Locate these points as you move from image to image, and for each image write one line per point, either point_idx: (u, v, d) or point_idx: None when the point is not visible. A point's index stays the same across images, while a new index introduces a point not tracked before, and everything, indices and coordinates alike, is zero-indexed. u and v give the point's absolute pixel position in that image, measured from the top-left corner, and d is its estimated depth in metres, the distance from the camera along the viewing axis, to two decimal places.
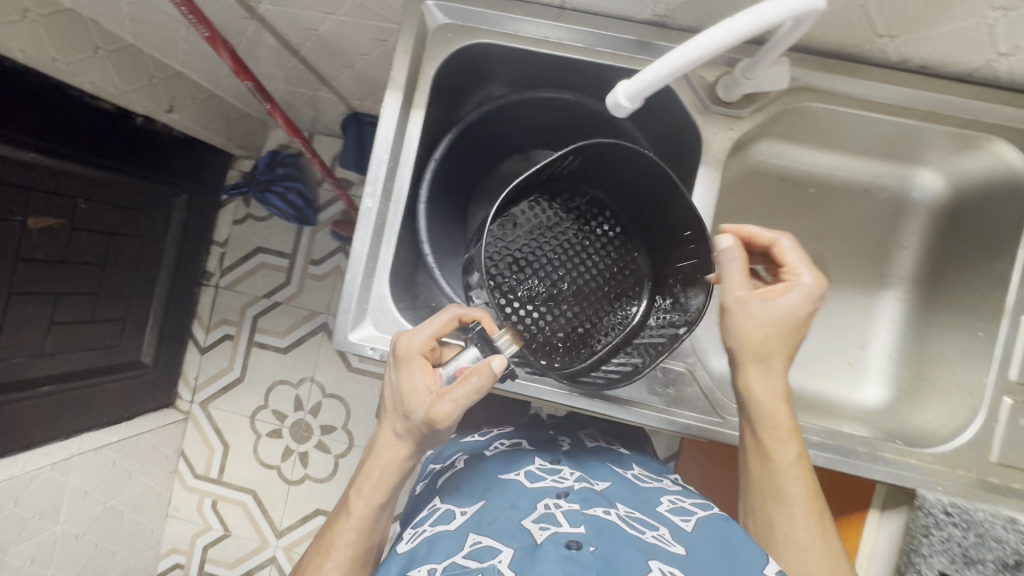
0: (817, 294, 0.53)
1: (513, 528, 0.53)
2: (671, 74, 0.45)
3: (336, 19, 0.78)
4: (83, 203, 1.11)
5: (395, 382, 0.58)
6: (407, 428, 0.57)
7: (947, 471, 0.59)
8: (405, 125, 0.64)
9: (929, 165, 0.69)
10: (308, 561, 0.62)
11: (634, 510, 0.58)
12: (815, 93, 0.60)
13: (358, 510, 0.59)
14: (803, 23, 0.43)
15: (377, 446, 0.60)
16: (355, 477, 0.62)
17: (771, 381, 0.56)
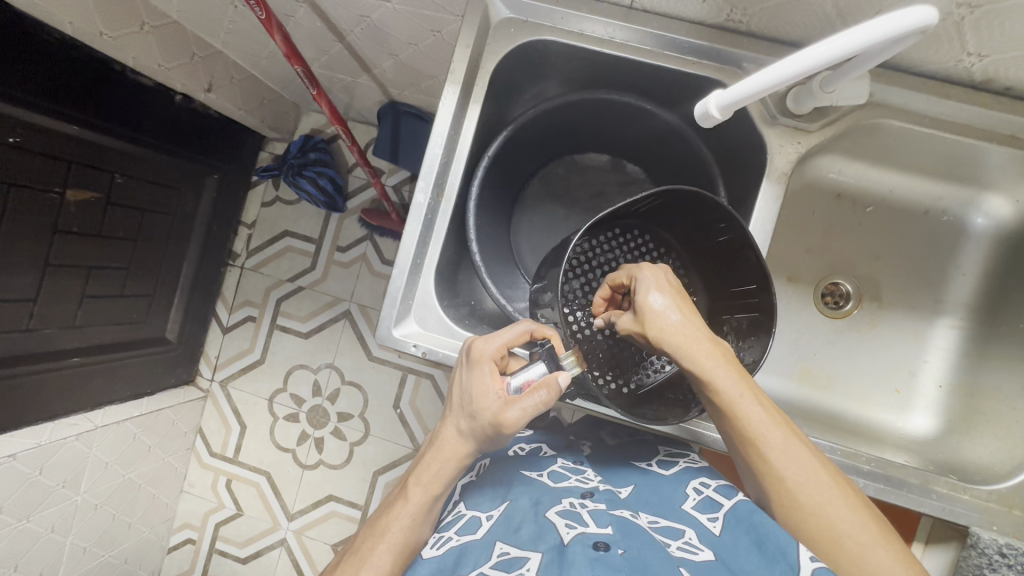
0: (647, 276, 0.51)
1: (540, 522, 0.52)
2: (766, 88, 0.42)
3: (391, 8, 0.76)
4: (120, 177, 1.11)
5: (459, 383, 0.58)
6: (468, 428, 0.57)
7: (1002, 511, 0.57)
8: (462, 121, 0.63)
9: (999, 192, 0.66)
10: (345, 548, 0.60)
11: (657, 519, 0.55)
12: (890, 110, 0.58)
13: (413, 497, 0.58)
14: (909, 40, 0.39)
15: (438, 441, 0.60)
16: (413, 468, 0.61)
17: (681, 331, 0.49)
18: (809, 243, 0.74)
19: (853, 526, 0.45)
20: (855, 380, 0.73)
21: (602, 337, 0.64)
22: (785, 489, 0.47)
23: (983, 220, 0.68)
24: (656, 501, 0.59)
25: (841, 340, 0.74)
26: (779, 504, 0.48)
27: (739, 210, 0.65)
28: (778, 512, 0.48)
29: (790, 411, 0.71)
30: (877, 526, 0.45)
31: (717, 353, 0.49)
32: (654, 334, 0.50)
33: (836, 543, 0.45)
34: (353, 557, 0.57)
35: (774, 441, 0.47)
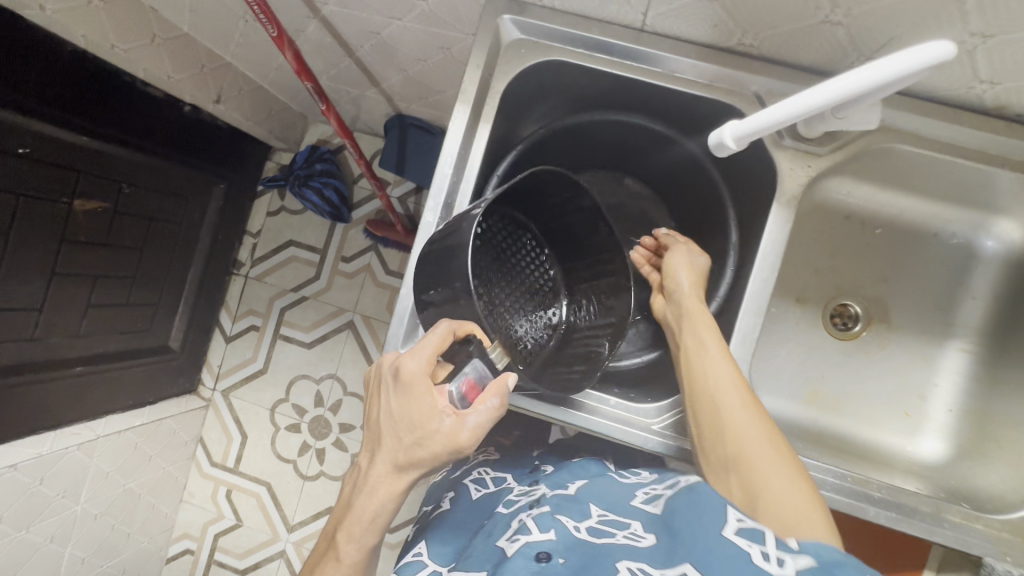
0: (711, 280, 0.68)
1: (489, 551, 0.52)
2: (786, 119, 0.43)
3: (401, 25, 0.77)
4: (127, 187, 1.12)
5: (392, 399, 0.54)
6: (404, 451, 0.54)
7: (1015, 540, 0.56)
8: (471, 140, 0.63)
9: (1010, 216, 0.65)
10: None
11: (607, 513, 0.53)
12: (901, 134, 0.58)
13: (342, 542, 0.56)
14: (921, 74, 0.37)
15: (368, 465, 0.57)
16: (343, 508, 0.59)
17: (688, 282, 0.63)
18: (818, 264, 0.74)
19: (777, 470, 0.50)
20: (865, 403, 0.72)
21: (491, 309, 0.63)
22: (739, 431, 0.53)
23: (994, 243, 0.68)
24: (608, 496, 0.56)
25: (849, 362, 0.74)
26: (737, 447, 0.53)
27: (748, 232, 0.65)
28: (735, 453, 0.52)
29: (800, 434, 0.70)
30: (798, 470, 0.50)
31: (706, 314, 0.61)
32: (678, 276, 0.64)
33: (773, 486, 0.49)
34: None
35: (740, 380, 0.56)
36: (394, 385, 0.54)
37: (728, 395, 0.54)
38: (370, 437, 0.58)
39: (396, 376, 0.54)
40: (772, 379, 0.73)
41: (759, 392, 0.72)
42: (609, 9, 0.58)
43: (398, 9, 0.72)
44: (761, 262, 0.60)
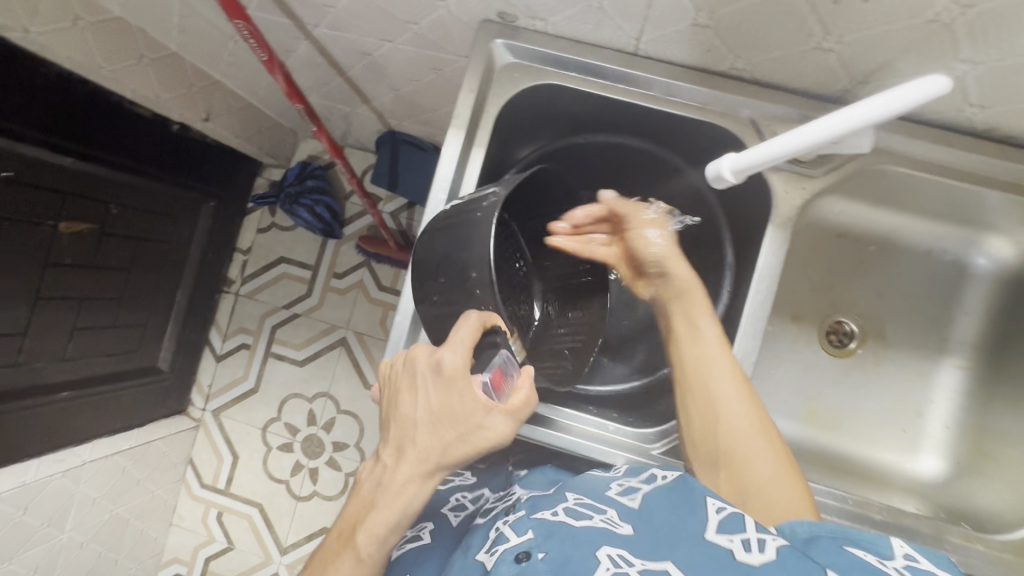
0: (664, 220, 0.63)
1: (467, 564, 0.50)
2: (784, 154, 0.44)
3: (393, 47, 0.76)
4: (114, 207, 1.10)
5: (423, 393, 0.50)
6: (431, 451, 0.49)
7: (1018, 561, 0.56)
8: (465, 164, 0.63)
9: (1000, 234, 0.66)
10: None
11: (583, 496, 0.52)
12: (893, 156, 0.58)
13: (355, 553, 0.49)
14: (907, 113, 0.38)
15: (384, 467, 0.51)
16: (348, 518, 0.51)
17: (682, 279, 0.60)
18: (813, 282, 0.74)
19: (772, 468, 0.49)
20: (863, 421, 0.72)
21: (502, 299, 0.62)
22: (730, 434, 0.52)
23: (986, 260, 0.69)
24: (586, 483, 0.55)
25: (846, 380, 0.73)
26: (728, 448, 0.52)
27: (745, 253, 0.65)
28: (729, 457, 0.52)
29: (798, 454, 0.70)
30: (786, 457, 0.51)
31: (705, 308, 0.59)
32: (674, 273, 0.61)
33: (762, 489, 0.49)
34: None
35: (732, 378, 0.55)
36: (426, 375, 0.50)
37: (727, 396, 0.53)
38: (386, 435, 0.52)
39: (431, 367, 0.50)
40: (768, 399, 0.73)
41: None
42: (603, 35, 0.58)
43: (390, 32, 0.72)
44: (758, 285, 0.60)
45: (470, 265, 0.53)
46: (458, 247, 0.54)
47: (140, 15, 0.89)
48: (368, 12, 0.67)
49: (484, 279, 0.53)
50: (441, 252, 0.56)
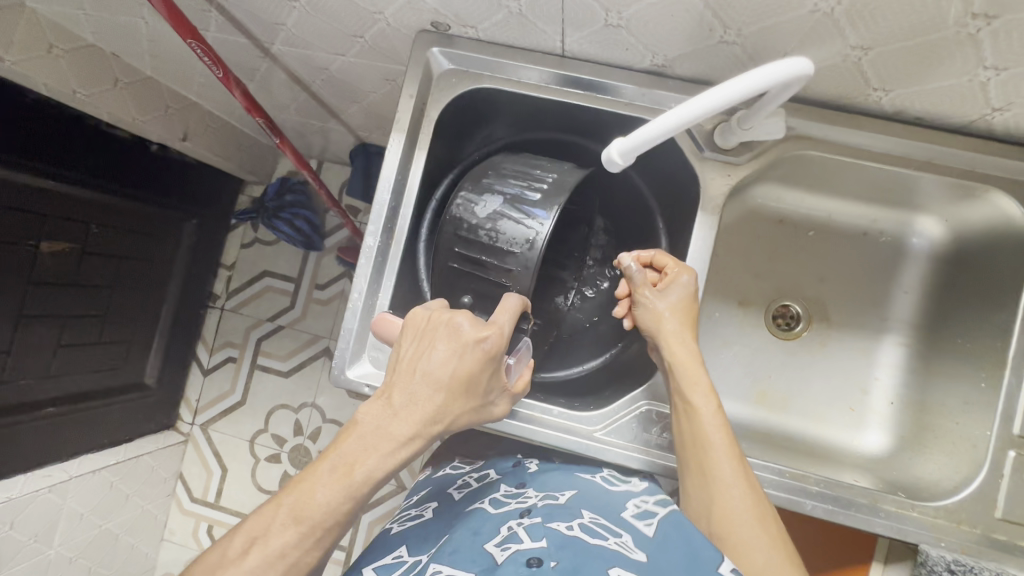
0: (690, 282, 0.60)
1: (478, 553, 0.54)
2: (666, 131, 0.46)
3: (347, 60, 0.80)
4: (95, 227, 1.14)
5: (459, 362, 0.52)
6: (443, 419, 0.53)
7: (951, 526, 0.57)
8: (409, 165, 0.66)
9: (927, 213, 0.69)
10: (245, 534, 0.50)
11: (599, 516, 0.57)
12: (812, 141, 0.61)
13: (344, 484, 0.50)
14: (791, 87, 0.42)
15: (393, 415, 0.52)
16: (341, 448, 0.52)
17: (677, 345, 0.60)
18: (756, 268, 0.77)
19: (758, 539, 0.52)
20: (810, 400, 0.74)
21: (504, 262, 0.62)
22: (723, 513, 0.54)
23: (918, 240, 0.72)
24: (599, 503, 0.61)
25: (794, 362, 0.75)
26: (717, 517, 0.54)
27: (681, 240, 0.68)
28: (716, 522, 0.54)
29: (746, 434, 0.72)
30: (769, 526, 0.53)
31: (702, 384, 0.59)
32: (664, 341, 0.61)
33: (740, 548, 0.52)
34: (263, 548, 0.48)
35: (724, 435, 0.57)
36: (473, 357, 0.52)
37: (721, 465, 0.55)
38: (398, 379, 0.54)
39: (484, 358, 0.53)
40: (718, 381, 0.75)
41: None
42: (531, 39, 0.61)
43: (340, 46, 0.75)
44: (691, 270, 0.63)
45: (514, 242, 0.61)
46: (512, 216, 0.61)
47: (111, 41, 0.93)
48: (317, 29, 0.71)
49: (524, 263, 0.60)
50: (492, 213, 0.62)
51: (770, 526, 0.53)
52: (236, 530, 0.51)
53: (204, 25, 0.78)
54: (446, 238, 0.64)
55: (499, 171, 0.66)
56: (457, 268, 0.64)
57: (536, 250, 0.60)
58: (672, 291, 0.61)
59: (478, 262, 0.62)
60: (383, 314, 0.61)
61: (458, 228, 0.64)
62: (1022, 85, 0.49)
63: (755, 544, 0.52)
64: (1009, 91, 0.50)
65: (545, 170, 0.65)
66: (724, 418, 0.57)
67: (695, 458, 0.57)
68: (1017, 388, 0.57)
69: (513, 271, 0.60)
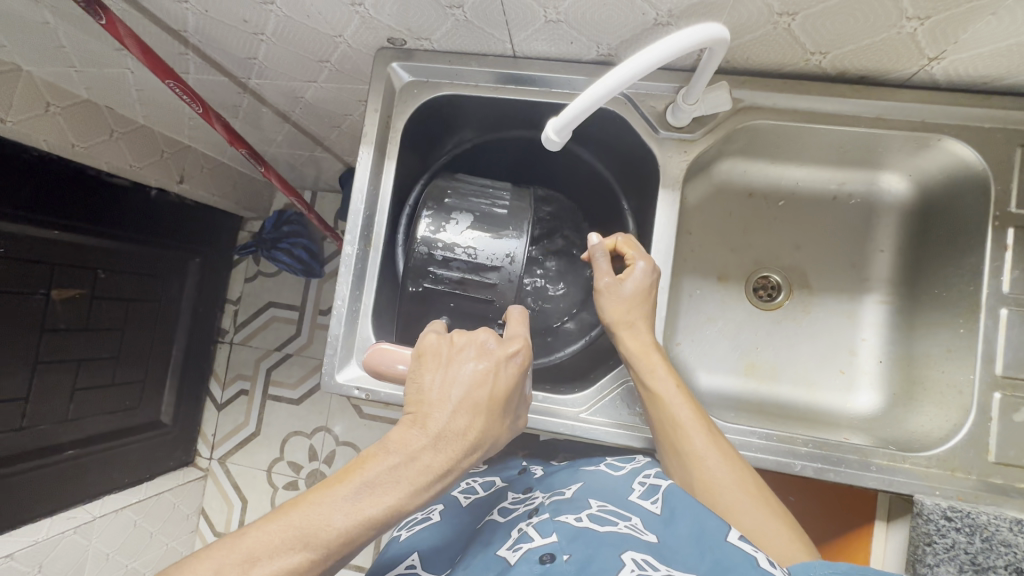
0: (655, 270, 0.62)
1: (490, 562, 0.53)
2: (592, 105, 0.50)
3: (318, 86, 0.84)
4: (103, 273, 1.19)
5: (496, 380, 0.53)
6: (484, 442, 0.52)
7: (945, 474, 0.57)
8: (381, 175, 0.69)
9: (891, 168, 0.70)
10: (237, 552, 0.43)
11: (606, 504, 0.57)
12: (760, 111, 0.63)
13: (364, 512, 0.46)
14: (717, 52, 0.47)
15: (433, 447, 0.50)
16: (369, 472, 0.48)
17: (637, 337, 0.62)
18: (731, 242, 0.78)
19: (749, 507, 0.55)
20: (801, 367, 0.74)
21: (478, 282, 0.64)
22: (708, 484, 0.57)
23: (887, 196, 0.73)
24: (607, 491, 0.60)
25: (779, 331, 0.76)
26: (701, 487, 0.57)
27: (646, 218, 0.71)
28: (700, 492, 0.57)
29: (734, 406, 0.73)
30: (753, 490, 0.56)
31: (663, 370, 0.61)
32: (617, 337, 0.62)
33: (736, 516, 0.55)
34: (264, 570, 0.43)
35: (688, 410, 0.59)
36: (510, 373, 0.54)
37: (693, 443, 0.58)
38: (433, 408, 0.51)
39: (518, 372, 0.54)
40: (707, 355, 0.76)
41: (694, 372, 0.75)
42: (483, 45, 0.65)
43: (310, 73, 0.79)
44: (657, 242, 0.65)
45: (494, 258, 0.64)
46: (487, 234, 0.64)
47: (105, 94, 0.99)
48: (286, 60, 0.75)
49: (508, 278, 0.64)
50: (464, 232, 0.64)
51: (751, 488, 0.56)
52: (232, 542, 0.44)
53: (184, 68, 0.83)
54: (420, 258, 0.63)
55: (457, 190, 0.68)
56: (435, 287, 0.64)
57: (517, 263, 0.64)
58: (634, 276, 0.62)
59: (461, 281, 0.64)
60: (378, 345, 0.61)
61: (432, 248, 0.63)
62: (950, 32, 0.50)
63: (745, 509, 0.55)
64: (939, 39, 0.51)
65: (497, 190, 0.70)
66: (686, 392, 0.60)
67: (670, 440, 0.59)
68: (995, 329, 0.58)
69: (498, 286, 0.64)
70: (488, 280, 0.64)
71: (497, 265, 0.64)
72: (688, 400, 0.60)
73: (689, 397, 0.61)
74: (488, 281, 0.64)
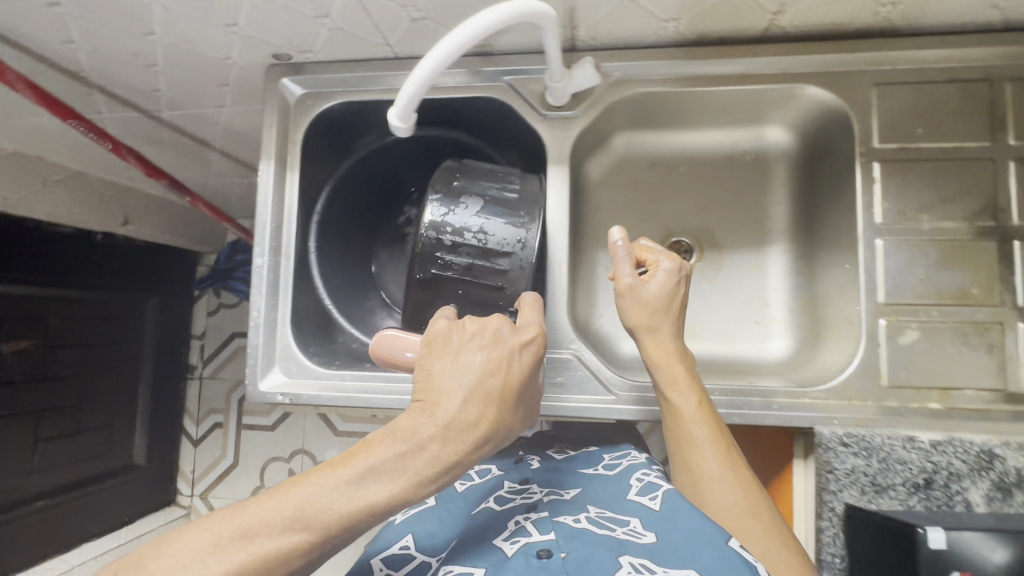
0: (680, 270, 0.62)
1: (486, 548, 0.53)
2: (428, 78, 0.52)
3: (230, 110, 0.85)
4: (54, 321, 1.20)
5: (506, 369, 0.50)
6: (488, 444, 0.49)
7: (843, 404, 0.59)
8: (284, 187, 0.71)
9: (773, 121, 0.73)
10: (238, 521, 0.42)
11: (605, 509, 0.58)
12: (633, 81, 0.66)
13: (365, 499, 0.44)
14: (548, 28, 0.51)
15: (442, 439, 0.47)
16: (373, 458, 0.46)
17: (664, 348, 0.61)
18: (640, 212, 0.80)
19: (760, 533, 0.52)
20: (718, 322, 0.76)
21: (487, 267, 0.63)
22: (714, 504, 0.55)
23: (777, 149, 0.76)
24: (606, 496, 0.62)
25: (695, 291, 0.78)
26: (712, 506, 0.55)
27: None
28: (713, 512, 0.55)
29: None
30: (767, 518, 0.54)
31: (687, 382, 0.59)
32: (643, 342, 0.62)
33: (750, 538, 0.52)
34: (263, 547, 0.42)
35: (708, 427, 0.57)
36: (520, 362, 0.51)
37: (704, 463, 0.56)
38: (442, 397, 0.48)
39: (530, 361, 0.52)
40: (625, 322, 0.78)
41: (617, 340, 0.77)
42: (365, 50, 0.67)
43: (217, 99, 0.81)
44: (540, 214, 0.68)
45: (505, 243, 0.63)
46: (497, 219, 0.63)
47: (29, 145, 1.01)
48: (188, 88, 0.77)
49: (519, 263, 0.63)
50: (474, 216, 0.63)
51: (764, 516, 0.54)
52: (233, 514, 0.43)
53: (96, 109, 0.85)
54: (429, 243, 0.62)
55: (467, 174, 0.66)
56: (444, 274, 0.64)
57: (528, 247, 0.63)
58: (661, 276, 0.62)
59: (470, 267, 0.63)
60: (383, 333, 0.63)
61: (440, 232, 0.63)
62: None
63: (755, 534, 0.52)
64: None
65: (508, 173, 0.68)
66: (707, 410, 0.58)
67: (685, 442, 0.58)
68: (874, 260, 0.60)
69: (509, 272, 0.63)
70: (498, 265, 0.63)
71: (506, 250, 0.63)
72: (710, 415, 0.58)
73: (710, 406, 0.60)
74: (499, 266, 0.63)
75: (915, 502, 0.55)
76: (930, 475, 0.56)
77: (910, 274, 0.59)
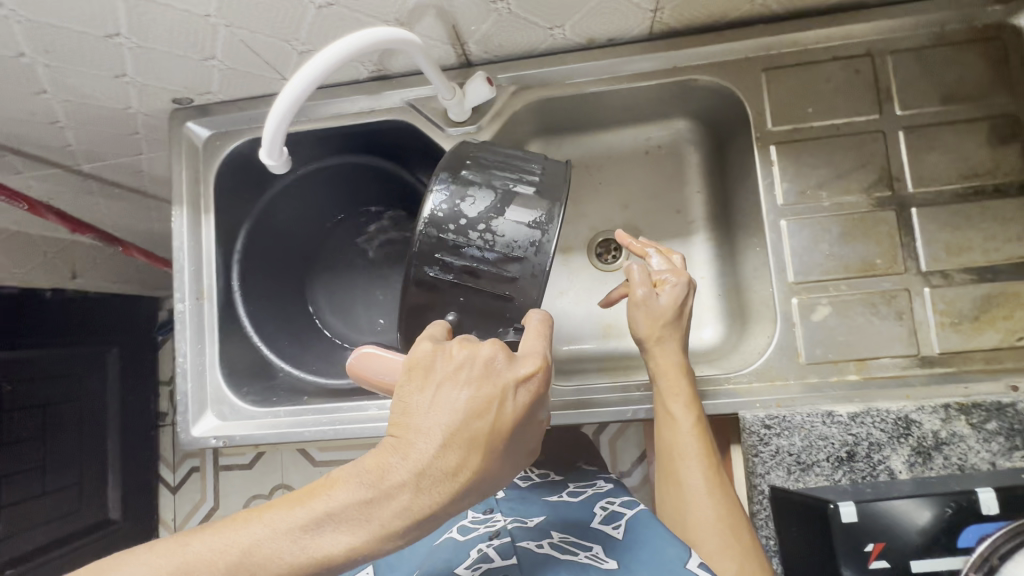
0: (686, 284, 0.58)
1: None
2: (290, 109, 0.52)
3: (150, 155, 0.84)
4: (9, 386, 1.16)
5: (493, 408, 0.40)
6: (473, 493, 0.41)
7: (765, 386, 0.60)
8: (199, 231, 0.71)
9: (679, 113, 0.74)
10: (176, 557, 0.38)
11: (568, 534, 0.56)
12: (532, 90, 0.67)
13: (320, 548, 0.39)
14: (415, 56, 0.54)
15: (414, 488, 0.40)
16: (335, 502, 0.39)
17: (670, 359, 0.58)
18: (566, 215, 0.81)
19: (732, 554, 0.52)
20: None
21: (493, 275, 0.53)
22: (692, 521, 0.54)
23: (688, 140, 0.77)
24: (569, 522, 0.60)
25: None
26: (688, 523, 0.55)
27: None
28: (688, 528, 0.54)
29: (596, 368, 0.75)
30: (744, 536, 0.53)
31: (687, 396, 0.58)
32: (653, 351, 0.59)
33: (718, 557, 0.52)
34: None
35: (699, 441, 0.57)
36: (513, 399, 0.41)
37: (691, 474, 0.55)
38: (418, 437, 0.40)
39: (529, 399, 0.42)
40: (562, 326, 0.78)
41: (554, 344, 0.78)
42: (264, 85, 0.67)
43: (133, 147, 0.80)
44: None
45: (516, 245, 0.53)
46: (511, 216, 0.53)
47: None
48: (100, 140, 0.76)
49: (531, 271, 0.53)
50: (484, 213, 0.53)
51: (742, 534, 0.53)
52: (178, 546, 0.39)
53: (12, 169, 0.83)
54: (428, 242, 0.52)
55: (479, 161, 0.56)
56: (443, 278, 0.53)
57: (542, 253, 0.52)
58: (670, 287, 0.58)
59: (472, 271, 0.53)
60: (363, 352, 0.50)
61: (443, 229, 0.52)
62: None
63: (726, 554, 0.52)
64: None
65: (527, 160, 0.57)
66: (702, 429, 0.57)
67: (673, 461, 0.57)
68: (780, 241, 0.61)
69: (518, 281, 0.53)
70: (505, 271, 0.53)
71: (517, 254, 0.52)
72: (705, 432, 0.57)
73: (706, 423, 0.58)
74: (506, 272, 0.53)
75: (840, 476, 0.56)
76: (852, 447, 0.57)
77: (816, 251, 0.60)
